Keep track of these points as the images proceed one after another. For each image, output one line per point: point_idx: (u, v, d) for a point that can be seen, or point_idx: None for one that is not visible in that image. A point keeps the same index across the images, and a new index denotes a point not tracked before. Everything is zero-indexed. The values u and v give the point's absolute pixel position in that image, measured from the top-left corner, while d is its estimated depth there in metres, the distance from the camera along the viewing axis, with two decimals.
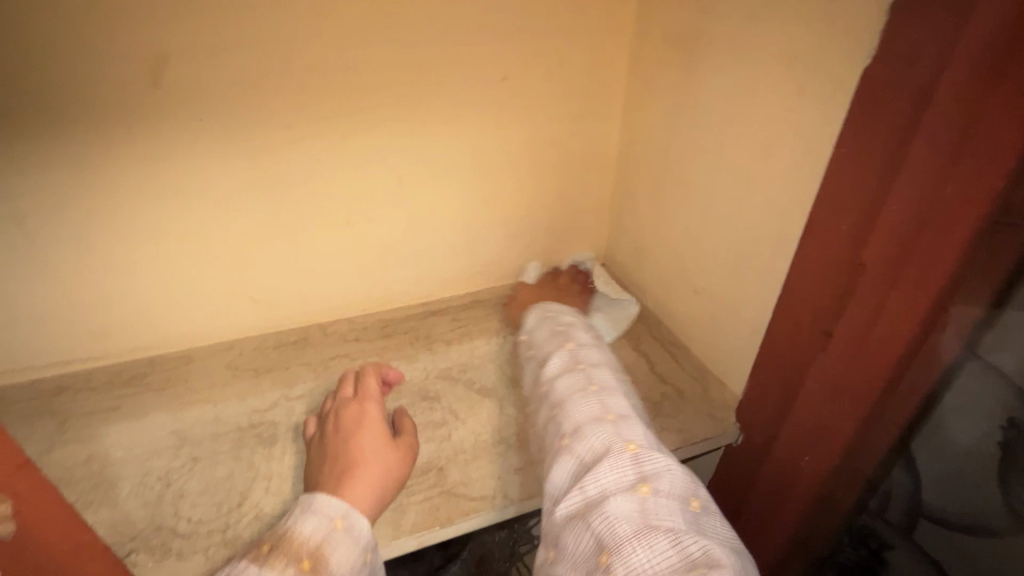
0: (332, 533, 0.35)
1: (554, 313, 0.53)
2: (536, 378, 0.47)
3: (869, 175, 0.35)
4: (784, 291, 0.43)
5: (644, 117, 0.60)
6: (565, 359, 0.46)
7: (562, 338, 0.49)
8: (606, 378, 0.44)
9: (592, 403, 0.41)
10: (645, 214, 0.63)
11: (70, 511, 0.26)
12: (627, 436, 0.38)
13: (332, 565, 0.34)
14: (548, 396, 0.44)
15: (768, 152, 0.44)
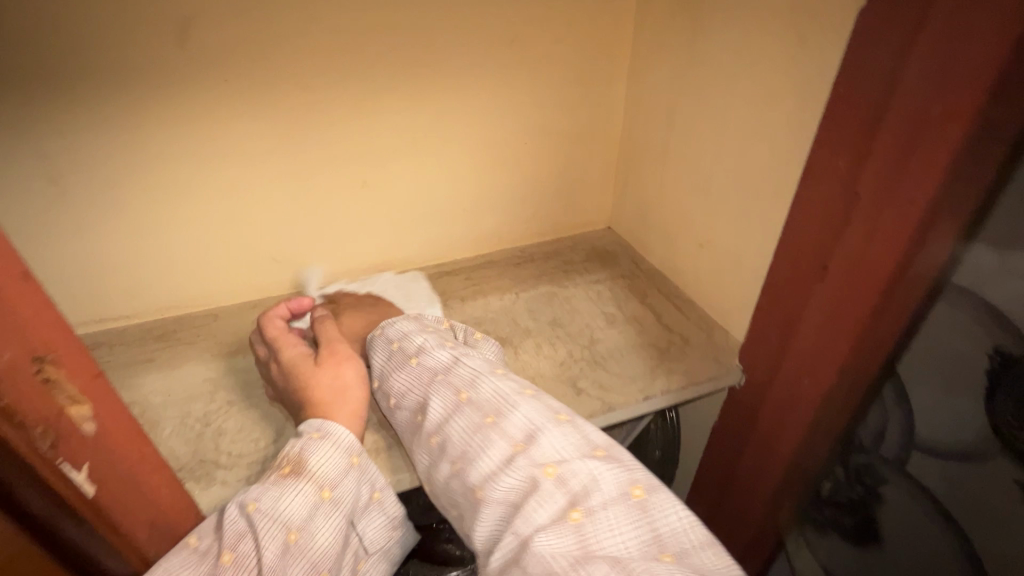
0: (311, 441, 0.38)
1: (396, 347, 0.47)
2: (416, 424, 0.43)
3: (863, 112, 0.37)
4: (786, 234, 0.45)
5: (649, 78, 0.61)
6: (446, 397, 0.42)
7: (428, 369, 0.44)
8: (494, 401, 0.41)
9: (493, 438, 0.38)
10: (650, 173, 0.65)
11: (134, 424, 0.28)
12: (542, 458, 0.36)
13: (312, 466, 0.36)
14: (443, 450, 0.40)
15: (769, 102, 0.46)
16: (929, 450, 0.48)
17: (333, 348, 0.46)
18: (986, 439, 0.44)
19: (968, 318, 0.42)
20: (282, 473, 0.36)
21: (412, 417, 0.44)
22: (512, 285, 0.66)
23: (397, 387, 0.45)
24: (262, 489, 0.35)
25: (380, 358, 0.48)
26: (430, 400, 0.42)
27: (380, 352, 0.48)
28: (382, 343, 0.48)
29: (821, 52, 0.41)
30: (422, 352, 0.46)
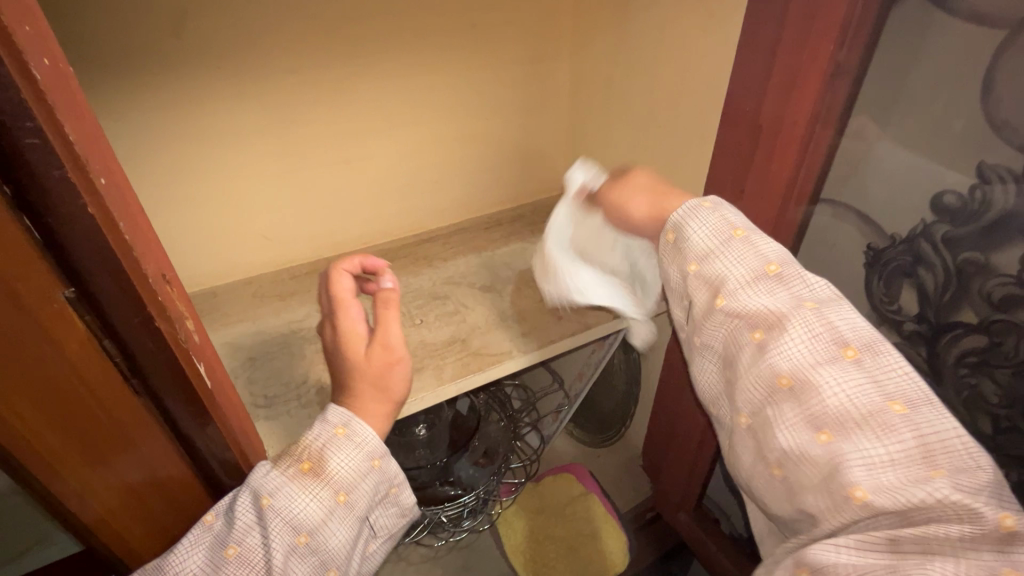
0: (333, 438, 0.37)
1: (738, 237, 0.39)
2: (759, 343, 0.35)
3: (758, 65, 0.48)
4: (712, 167, 0.56)
5: (590, 55, 0.71)
6: (827, 339, 0.34)
7: (792, 284, 0.36)
8: (881, 365, 0.33)
9: (857, 378, 0.32)
10: (597, 139, 0.75)
11: (211, 344, 0.33)
12: (937, 462, 0.30)
13: (331, 469, 0.36)
14: (800, 395, 0.33)
15: (691, 68, 0.58)
16: None
17: (387, 342, 0.42)
18: (869, 316, 0.55)
19: (844, 222, 0.54)
20: (303, 469, 0.36)
21: (746, 334, 0.37)
22: (487, 244, 0.74)
23: (729, 279, 0.38)
24: (280, 482, 0.35)
25: (704, 238, 0.40)
26: (778, 315, 0.35)
27: (707, 235, 0.40)
28: (719, 223, 0.40)
29: (726, 24, 0.52)
30: (782, 261, 0.37)
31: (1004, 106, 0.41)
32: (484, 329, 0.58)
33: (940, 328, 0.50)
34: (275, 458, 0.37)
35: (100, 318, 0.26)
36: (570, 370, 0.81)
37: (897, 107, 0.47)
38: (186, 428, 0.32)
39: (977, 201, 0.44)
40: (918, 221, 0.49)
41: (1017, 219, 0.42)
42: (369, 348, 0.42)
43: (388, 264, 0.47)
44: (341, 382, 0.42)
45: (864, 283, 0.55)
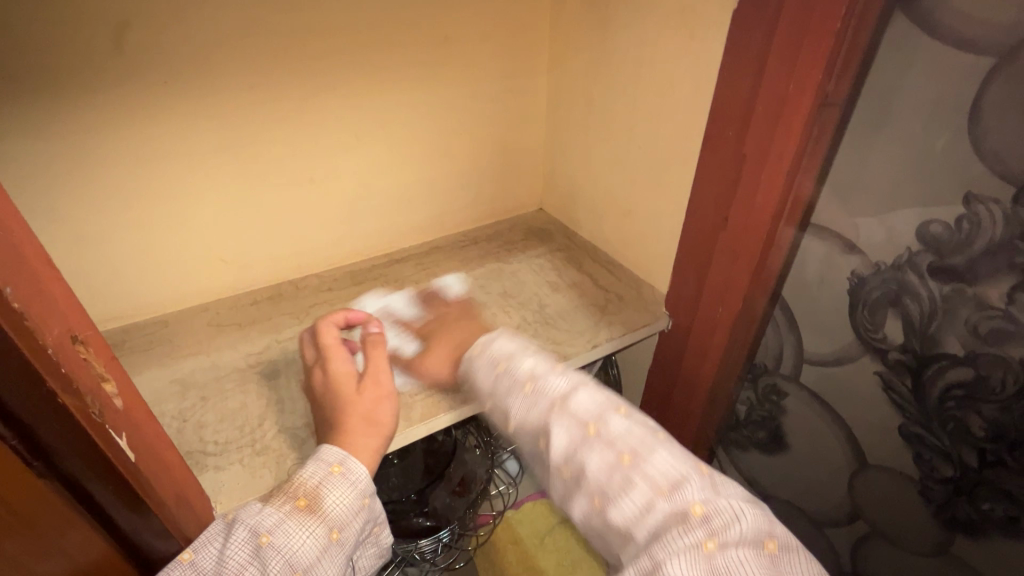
0: (329, 477, 0.37)
1: (502, 369, 0.47)
2: (546, 460, 0.43)
3: (743, 89, 0.46)
4: (696, 191, 0.54)
5: (567, 70, 0.69)
6: (573, 428, 0.42)
7: (547, 400, 0.44)
8: (627, 438, 0.40)
9: (600, 449, 0.40)
10: (575, 156, 0.73)
11: (144, 404, 0.29)
12: (683, 495, 0.36)
13: (328, 506, 0.36)
14: (578, 480, 0.41)
15: (671, 87, 0.55)
16: (817, 362, 0.57)
17: (377, 377, 0.44)
18: (852, 344, 0.54)
19: (830, 250, 0.52)
20: (299, 507, 0.35)
21: (538, 443, 0.44)
22: (461, 265, 0.71)
23: (512, 406, 0.46)
24: (277, 519, 0.34)
25: (484, 376, 0.48)
26: (549, 424, 0.43)
27: (485, 369, 0.48)
28: (485, 362, 0.49)
29: (707, 43, 0.50)
30: (536, 377, 0.45)
31: (992, 136, 0.40)
32: (457, 360, 0.55)
33: (924, 358, 0.49)
34: (269, 495, 0.36)
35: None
36: None
37: (881, 134, 0.45)
38: (108, 507, 0.28)
39: (964, 230, 0.43)
40: (903, 250, 0.47)
41: (1007, 249, 0.41)
42: (360, 384, 0.43)
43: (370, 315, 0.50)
44: (332, 418, 0.42)
45: (847, 310, 0.53)
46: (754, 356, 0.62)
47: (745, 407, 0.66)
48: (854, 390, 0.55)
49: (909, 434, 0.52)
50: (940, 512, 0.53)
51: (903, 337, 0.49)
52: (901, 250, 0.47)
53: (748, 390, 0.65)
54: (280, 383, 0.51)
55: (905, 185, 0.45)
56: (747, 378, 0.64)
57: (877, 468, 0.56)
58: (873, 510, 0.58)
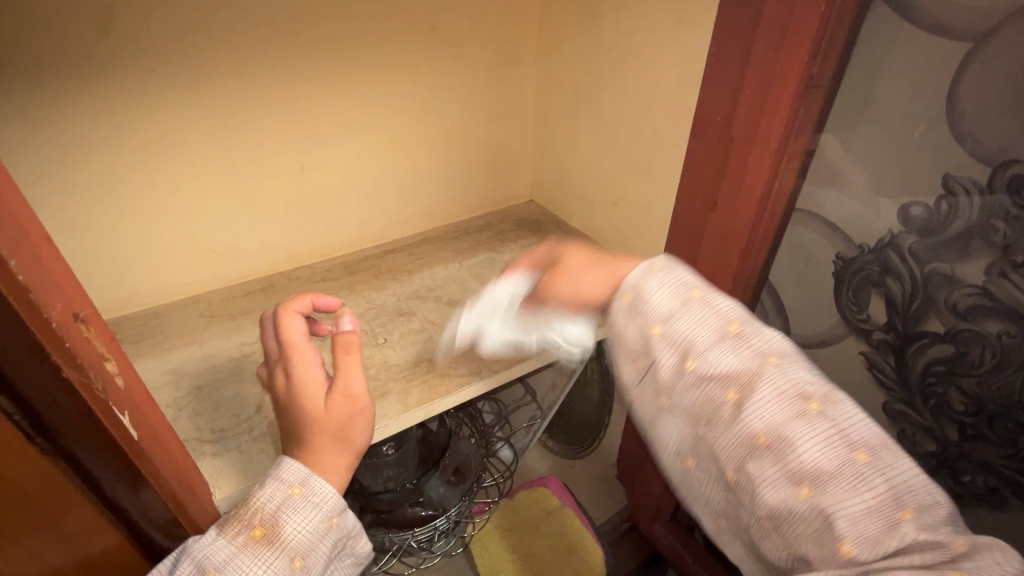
0: (288, 500, 0.34)
1: (695, 298, 0.40)
2: (697, 387, 0.37)
3: (729, 75, 0.48)
4: (685, 177, 0.55)
5: (555, 60, 0.70)
6: (753, 356, 0.37)
7: (707, 322, 0.39)
8: (812, 383, 0.35)
9: (781, 396, 0.35)
10: (565, 146, 0.74)
11: (147, 387, 0.29)
12: (894, 479, 0.31)
13: (287, 533, 0.33)
14: (775, 453, 0.33)
15: (659, 75, 0.56)
16: (803, 344, 0.59)
17: (348, 390, 0.38)
18: (837, 325, 0.55)
19: (814, 234, 0.53)
20: (255, 537, 0.33)
21: (716, 395, 0.37)
22: (453, 255, 0.71)
23: (691, 340, 0.39)
24: (229, 554, 0.32)
25: (661, 300, 0.41)
26: (731, 366, 0.37)
27: (662, 297, 0.41)
28: (674, 285, 0.41)
29: (694, 31, 0.51)
30: (738, 317, 0.39)
31: (967, 118, 0.41)
32: (451, 346, 0.55)
33: (907, 336, 0.50)
34: (224, 522, 0.33)
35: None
36: (542, 384, 0.82)
37: (862, 119, 0.47)
38: (114, 493, 0.29)
39: (943, 212, 0.44)
40: (885, 232, 0.49)
41: (984, 227, 0.43)
42: (328, 398, 0.37)
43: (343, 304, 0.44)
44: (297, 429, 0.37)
45: (832, 291, 0.54)
46: None
47: None
48: (840, 370, 0.57)
49: (893, 412, 0.54)
50: None
51: (887, 316, 0.51)
52: (883, 231, 0.49)
53: None
54: None
55: (886, 168, 0.47)
56: None
57: None
58: None
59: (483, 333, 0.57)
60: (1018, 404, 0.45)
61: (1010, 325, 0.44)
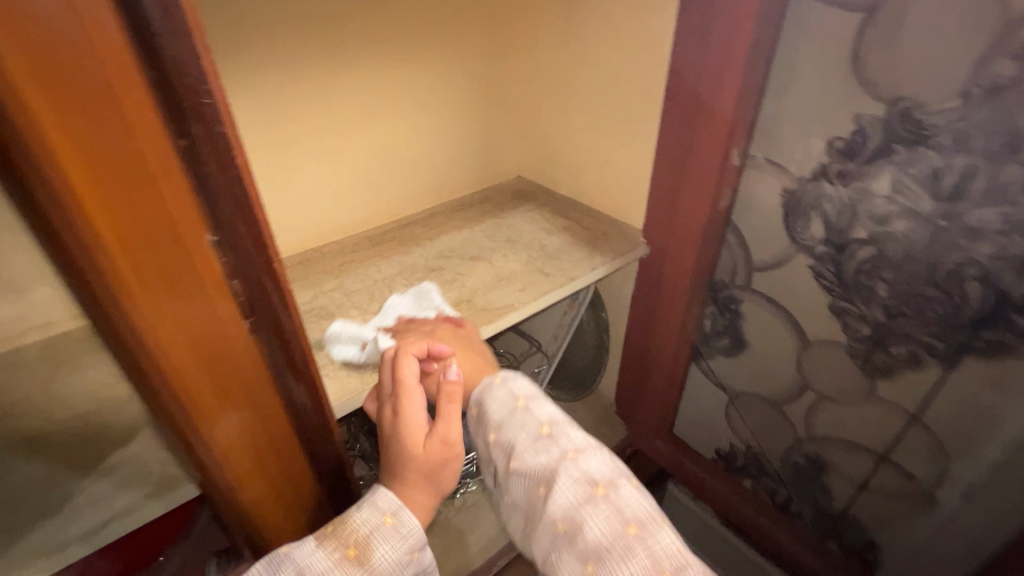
0: (379, 527, 0.43)
1: (522, 405, 0.51)
2: (537, 502, 0.46)
3: (693, 48, 0.61)
4: (662, 134, 0.69)
5: (537, 49, 0.81)
6: (556, 454, 0.47)
7: (546, 441, 0.48)
8: (602, 475, 0.46)
9: (604, 513, 0.44)
10: (550, 123, 0.85)
11: None
12: None
13: (374, 557, 0.42)
14: (571, 538, 0.44)
15: (633, 55, 0.69)
16: (763, 265, 0.73)
17: (445, 437, 0.47)
18: (787, 245, 0.69)
19: (764, 172, 0.68)
20: (349, 555, 0.41)
21: (534, 490, 0.47)
22: (463, 223, 0.80)
23: (515, 443, 0.49)
24: (326, 566, 0.40)
25: (498, 409, 0.51)
26: (543, 465, 0.47)
27: (500, 406, 0.51)
28: (504, 396, 0.51)
29: (661, 15, 0.63)
30: (554, 424, 0.49)
31: (868, 67, 0.55)
32: (484, 289, 0.65)
33: (842, 246, 0.64)
34: (324, 536, 0.42)
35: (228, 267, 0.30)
36: (545, 335, 0.93)
37: (793, 77, 0.61)
38: (284, 380, 0.37)
39: (857, 141, 0.58)
40: (817, 163, 0.63)
41: (886, 151, 0.56)
42: (429, 441, 0.47)
43: (450, 353, 0.53)
44: (397, 460, 0.47)
45: (781, 218, 0.68)
46: (713, 276, 0.80)
47: (710, 321, 0.84)
48: (793, 282, 0.71)
49: (838, 309, 0.68)
50: (866, 366, 0.68)
51: (826, 232, 0.65)
52: (816, 163, 0.62)
53: (711, 306, 0.83)
54: (338, 320, 0.60)
55: (814, 113, 0.61)
56: (710, 294, 0.82)
57: (818, 340, 0.72)
58: (818, 378, 0.74)
59: (508, 277, 0.67)
60: (924, 282, 0.59)
61: (912, 222, 0.58)
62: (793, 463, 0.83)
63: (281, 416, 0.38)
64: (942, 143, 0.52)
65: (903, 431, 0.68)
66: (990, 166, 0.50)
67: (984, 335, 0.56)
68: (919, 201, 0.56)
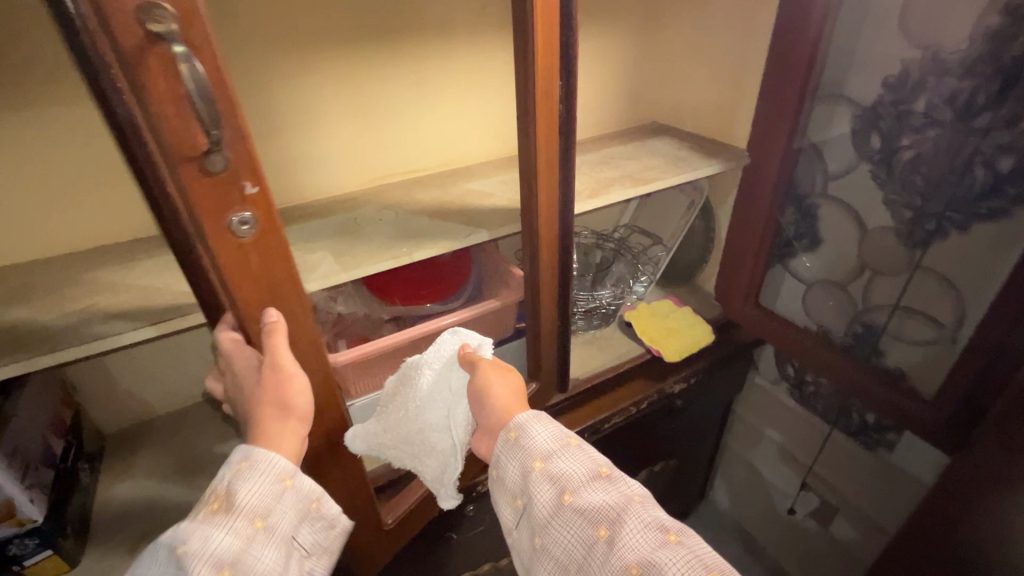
0: (240, 471, 0.53)
1: (572, 444, 0.62)
2: (604, 544, 0.54)
3: (787, 21, 0.95)
4: (765, 79, 1.02)
5: (681, 25, 1.16)
6: (615, 493, 0.57)
7: (602, 481, 0.58)
8: (671, 523, 0.54)
9: (677, 551, 0.51)
10: (685, 77, 1.19)
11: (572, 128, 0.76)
12: None
13: (239, 500, 0.52)
14: None
15: (747, 26, 1.03)
16: (837, 174, 1.03)
17: (276, 363, 0.52)
18: (854, 157, 0.99)
19: (839, 105, 0.98)
20: (213, 510, 0.51)
21: (595, 532, 0.55)
22: (618, 143, 1.18)
23: (571, 478, 0.59)
24: (194, 526, 0.49)
25: (553, 444, 0.62)
26: (606, 502, 0.56)
27: (546, 440, 0.62)
28: (559, 436, 0.63)
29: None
30: (605, 465, 0.60)
31: (912, 26, 0.85)
32: (636, 172, 1.02)
33: (892, 152, 0.93)
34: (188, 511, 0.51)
35: (562, 101, 0.69)
36: (666, 232, 1.26)
37: (862, 36, 0.92)
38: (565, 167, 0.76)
39: (904, 76, 0.88)
40: (877, 95, 0.92)
41: (922, 81, 0.86)
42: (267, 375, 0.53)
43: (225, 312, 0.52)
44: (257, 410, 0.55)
45: (850, 137, 0.99)
46: (794, 184, 1.10)
47: (792, 222, 1.13)
48: (856, 185, 1.01)
49: (890, 202, 0.96)
50: (908, 241, 0.96)
51: (882, 144, 0.94)
52: (876, 94, 0.92)
53: (793, 209, 1.12)
54: None
55: (875, 59, 0.91)
56: (792, 200, 1.11)
57: (875, 227, 1.00)
58: (874, 258, 1.02)
59: (649, 169, 1.04)
60: (946, 173, 0.86)
61: (937, 130, 0.86)
62: (853, 331, 1.09)
63: (556, 198, 0.77)
64: (957, 72, 0.81)
65: (934, 288, 0.94)
66: (985, 86, 0.78)
67: (987, 204, 0.83)
68: (943, 115, 0.84)
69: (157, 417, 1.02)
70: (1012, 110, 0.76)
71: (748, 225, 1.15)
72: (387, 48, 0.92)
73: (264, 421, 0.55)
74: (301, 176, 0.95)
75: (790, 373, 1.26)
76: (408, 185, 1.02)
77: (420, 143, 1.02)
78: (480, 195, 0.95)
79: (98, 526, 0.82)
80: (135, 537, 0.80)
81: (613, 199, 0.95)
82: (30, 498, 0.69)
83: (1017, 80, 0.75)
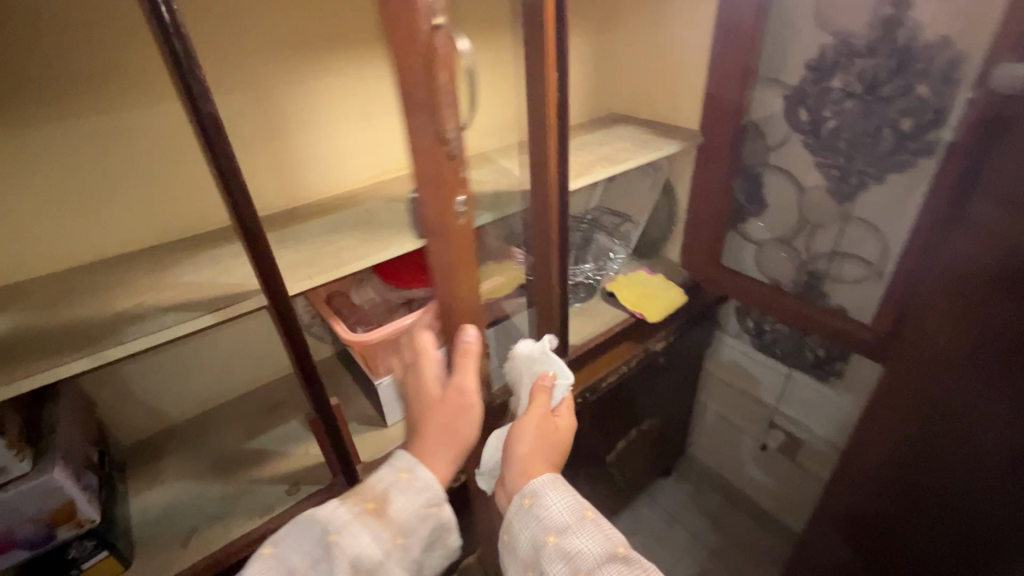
0: (397, 480, 0.69)
1: (588, 517, 0.68)
2: None
3: (725, 18, 1.11)
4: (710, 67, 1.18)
5: (631, 25, 1.31)
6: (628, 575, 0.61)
7: (614, 561, 0.62)
8: None
9: None
10: (638, 70, 1.34)
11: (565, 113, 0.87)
12: None
13: (387, 508, 0.66)
14: None
15: (689, 24, 1.19)
16: (774, 146, 1.21)
17: (462, 387, 0.72)
18: (787, 129, 1.17)
19: (771, 86, 1.16)
20: (369, 508, 0.66)
21: None
22: (587, 131, 1.31)
23: (582, 553, 0.63)
24: (349, 519, 0.64)
25: (571, 518, 0.67)
26: None
27: (560, 510, 0.68)
28: (579, 509, 0.68)
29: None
30: (620, 543, 0.65)
31: (825, 17, 1.03)
32: (610, 155, 1.16)
33: (818, 122, 1.11)
34: (349, 500, 0.67)
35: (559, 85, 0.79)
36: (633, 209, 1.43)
37: (786, 27, 1.10)
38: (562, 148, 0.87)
39: (822, 58, 1.06)
40: (802, 75, 1.10)
41: (836, 62, 1.04)
42: (451, 391, 0.73)
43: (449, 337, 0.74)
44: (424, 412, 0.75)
45: (783, 113, 1.16)
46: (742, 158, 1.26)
47: (742, 190, 1.30)
48: (791, 153, 1.18)
49: (822, 164, 1.14)
50: (840, 196, 1.14)
51: (809, 116, 1.12)
52: (802, 75, 1.10)
53: (742, 178, 1.29)
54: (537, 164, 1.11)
55: (797, 46, 1.09)
56: (741, 171, 1.28)
57: (810, 187, 1.18)
58: (812, 214, 1.20)
59: (621, 151, 1.17)
60: (864, 135, 1.05)
61: (852, 101, 1.04)
62: (801, 280, 1.27)
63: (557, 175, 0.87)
64: (863, 52, 0.99)
65: (862, 233, 1.13)
66: (886, 61, 0.97)
67: (897, 157, 1.02)
68: (856, 87, 1.02)
69: (173, 425, 1.02)
70: (909, 79, 0.95)
71: (706, 197, 1.31)
72: (380, 54, 1.00)
73: (427, 430, 0.73)
74: (307, 176, 1.00)
75: (751, 325, 1.44)
76: (405, 180, 1.10)
77: (413, 140, 1.11)
78: (477, 182, 1.05)
79: (143, 529, 0.83)
80: (184, 532, 0.82)
81: (595, 178, 1.07)
82: (87, 498, 0.70)
83: (911, 54, 0.93)
